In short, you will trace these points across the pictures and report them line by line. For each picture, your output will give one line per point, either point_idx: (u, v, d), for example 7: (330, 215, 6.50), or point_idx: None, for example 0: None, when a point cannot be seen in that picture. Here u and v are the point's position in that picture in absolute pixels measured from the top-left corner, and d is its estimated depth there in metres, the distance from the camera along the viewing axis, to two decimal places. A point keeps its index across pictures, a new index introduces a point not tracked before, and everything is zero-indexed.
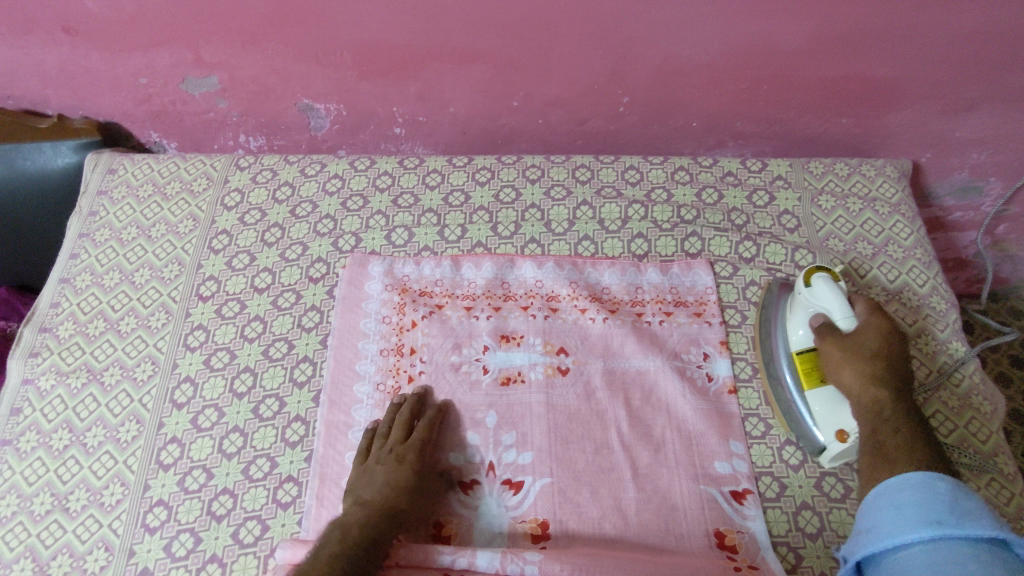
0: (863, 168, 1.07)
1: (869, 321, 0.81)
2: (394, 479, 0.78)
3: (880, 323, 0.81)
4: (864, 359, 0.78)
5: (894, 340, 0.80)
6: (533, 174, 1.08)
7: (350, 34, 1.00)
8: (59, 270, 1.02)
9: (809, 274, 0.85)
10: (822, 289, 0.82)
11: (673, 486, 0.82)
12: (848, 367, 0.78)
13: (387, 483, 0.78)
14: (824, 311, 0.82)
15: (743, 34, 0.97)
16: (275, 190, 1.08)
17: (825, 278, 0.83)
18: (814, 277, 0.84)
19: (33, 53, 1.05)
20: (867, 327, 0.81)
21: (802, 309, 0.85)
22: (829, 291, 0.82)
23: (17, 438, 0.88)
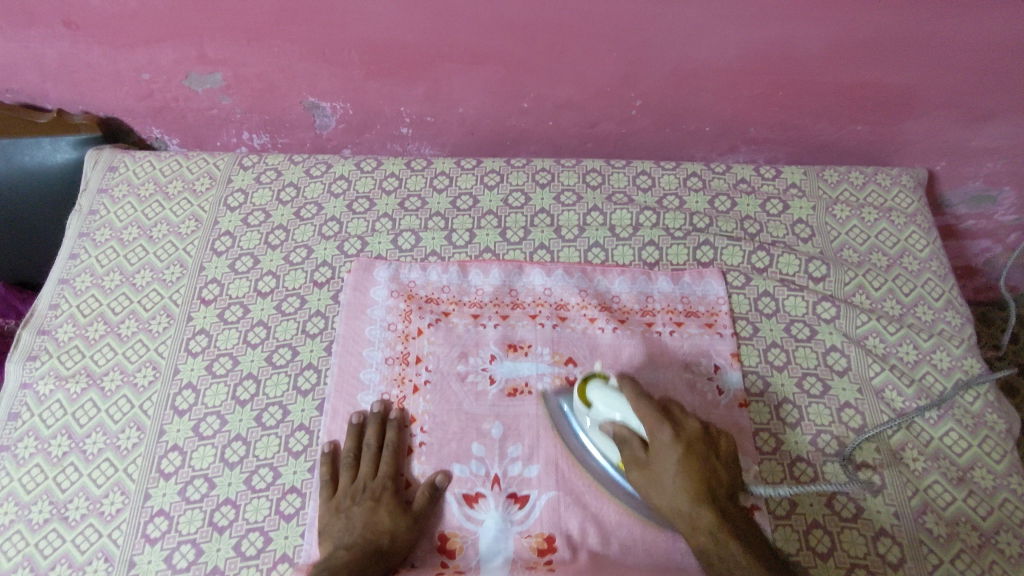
0: (878, 177, 1.05)
1: (656, 437, 0.75)
2: (373, 522, 0.77)
3: (663, 446, 0.75)
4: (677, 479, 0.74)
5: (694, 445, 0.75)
6: (543, 178, 1.06)
7: (358, 32, 0.97)
8: (58, 270, 1.00)
9: (582, 389, 0.83)
10: (601, 404, 0.80)
11: None
12: (669, 492, 0.74)
13: (367, 525, 0.76)
14: (618, 417, 0.79)
15: (761, 39, 0.95)
16: (279, 191, 1.06)
17: (599, 389, 0.80)
18: (587, 393, 0.82)
19: (34, 46, 1.03)
20: (661, 450, 0.75)
21: (598, 426, 0.81)
22: (608, 394, 0.79)
23: (15, 444, 0.86)
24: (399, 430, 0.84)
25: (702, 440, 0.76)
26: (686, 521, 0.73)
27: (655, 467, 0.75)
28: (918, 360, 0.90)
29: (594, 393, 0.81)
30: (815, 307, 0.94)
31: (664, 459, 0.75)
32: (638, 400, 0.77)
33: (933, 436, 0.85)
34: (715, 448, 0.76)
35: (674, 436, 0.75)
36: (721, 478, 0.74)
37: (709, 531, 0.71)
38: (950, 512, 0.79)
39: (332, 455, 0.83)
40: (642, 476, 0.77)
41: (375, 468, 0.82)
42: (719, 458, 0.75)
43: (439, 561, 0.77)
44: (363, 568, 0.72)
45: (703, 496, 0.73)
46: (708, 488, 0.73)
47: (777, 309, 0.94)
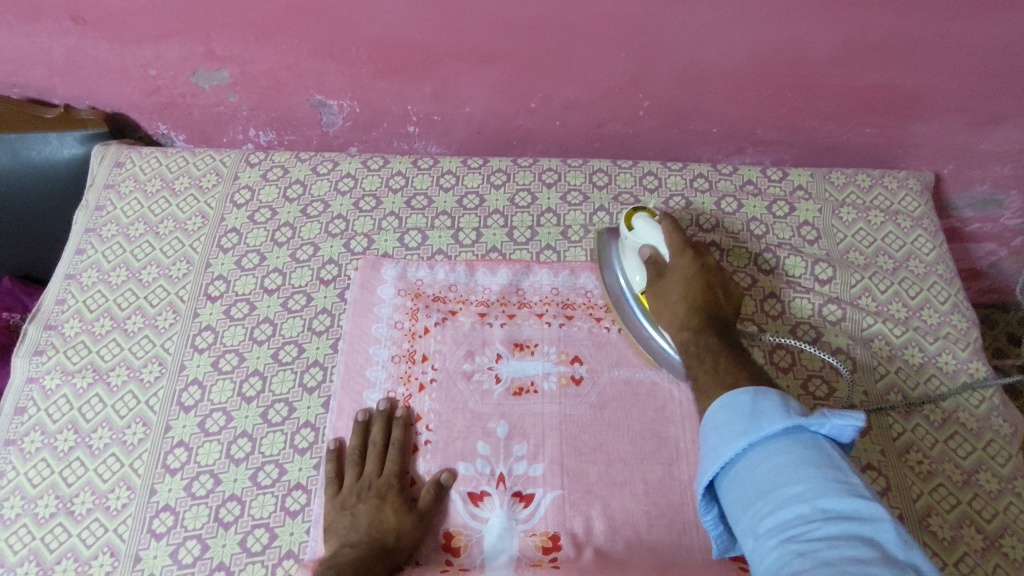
0: (885, 180, 1.05)
1: (673, 260, 0.85)
2: (378, 520, 0.77)
3: (685, 267, 0.84)
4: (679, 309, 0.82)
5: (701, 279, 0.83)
6: (549, 178, 1.06)
7: (367, 30, 0.97)
8: (64, 266, 1.00)
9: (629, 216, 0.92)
10: (643, 228, 0.89)
11: (687, 502, 0.80)
12: (671, 314, 0.83)
13: (372, 522, 0.76)
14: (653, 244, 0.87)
15: (770, 40, 0.95)
16: (286, 188, 1.06)
17: (644, 219, 0.89)
18: (634, 219, 0.91)
19: (41, 41, 1.03)
20: (676, 269, 0.84)
21: (631, 250, 0.90)
22: (651, 224, 0.88)
23: (21, 438, 0.87)
24: (405, 428, 0.84)
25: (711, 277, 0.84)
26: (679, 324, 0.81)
27: (667, 285, 0.84)
28: (923, 363, 0.90)
29: (639, 221, 0.90)
30: (821, 309, 0.94)
31: (675, 277, 0.84)
32: (673, 234, 0.86)
33: (939, 440, 0.85)
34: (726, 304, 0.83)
35: (694, 259, 0.84)
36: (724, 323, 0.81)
37: (696, 329, 0.80)
38: (953, 515, 0.79)
39: (337, 452, 0.83)
40: (654, 302, 0.85)
41: (380, 466, 0.82)
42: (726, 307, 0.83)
43: (444, 559, 0.77)
44: (368, 565, 0.72)
45: (705, 316, 0.80)
46: (710, 305, 0.82)
47: (782, 311, 0.94)
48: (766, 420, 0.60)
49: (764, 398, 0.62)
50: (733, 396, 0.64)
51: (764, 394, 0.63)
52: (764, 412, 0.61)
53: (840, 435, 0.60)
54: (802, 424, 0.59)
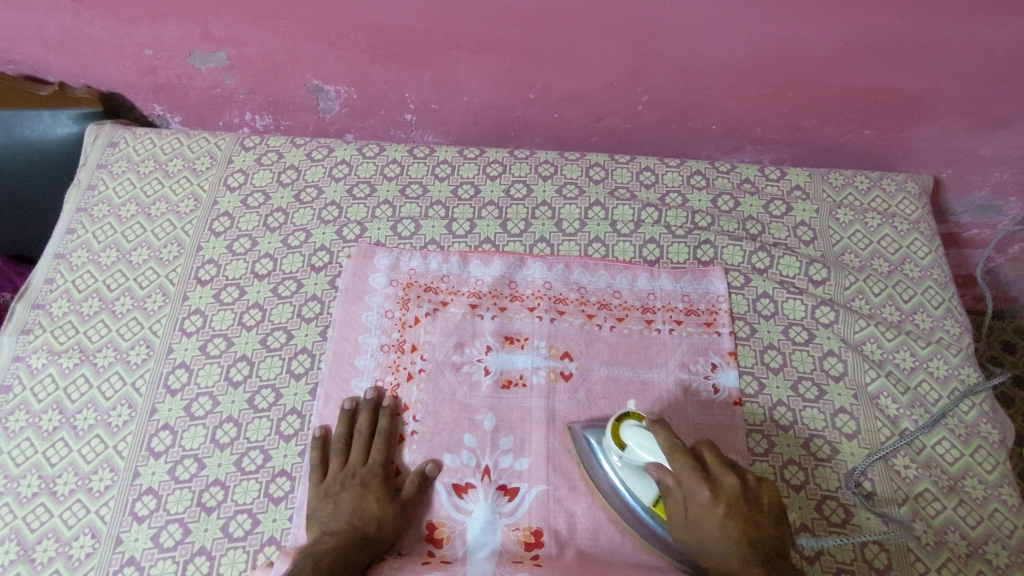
0: (884, 183, 1.05)
1: (696, 506, 0.67)
2: (360, 508, 0.76)
3: (707, 500, 0.67)
4: (732, 545, 0.66)
5: (738, 508, 0.67)
6: (546, 170, 1.05)
7: (366, 16, 0.96)
8: (55, 244, 1.00)
9: (616, 427, 0.76)
10: (636, 446, 0.72)
11: None
12: (722, 552, 0.66)
13: (354, 510, 0.76)
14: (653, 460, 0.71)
15: (772, 38, 0.94)
16: (280, 172, 1.05)
17: (632, 430, 0.73)
18: (620, 432, 0.75)
19: (37, 18, 1.02)
20: (705, 517, 0.67)
21: (631, 469, 0.74)
22: (642, 438, 0.72)
23: (6, 417, 0.86)
24: (392, 418, 0.84)
25: (744, 500, 0.68)
26: None
27: (699, 523, 0.67)
28: (914, 368, 0.90)
29: (626, 434, 0.74)
30: (814, 311, 0.93)
31: (710, 523, 0.67)
32: (677, 459, 0.69)
33: (925, 445, 0.84)
34: (757, 502, 0.68)
35: (715, 492, 0.67)
36: (768, 533, 0.67)
37: None
38: (939, 520, 0.79)
39: (321, 440, 0.83)
40: (684, 529, 0.69)
41: (365, 455, 0.82)
42: (761, 510, 0.68)
43: (425, 549, 0.77)
44: (348, 553, 0.72)
45: (751, 546, 0.66)
46: (756, 525, 0.67)
47: (775, 311, 0.93)
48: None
49: None
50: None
51: None
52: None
53: None
54: None
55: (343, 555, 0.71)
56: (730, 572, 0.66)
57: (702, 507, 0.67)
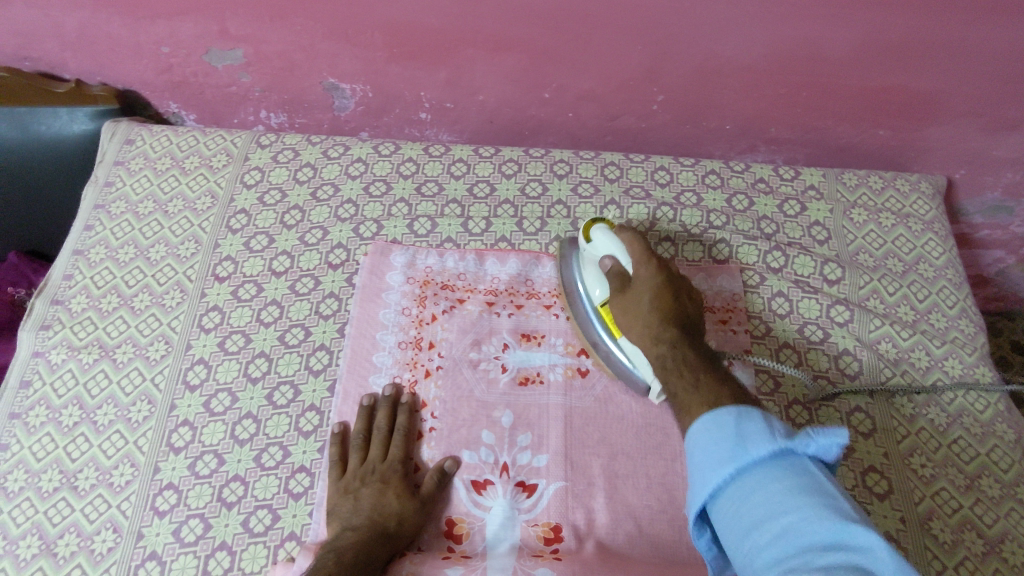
0: (897, 183, 1.05)
1: (639, 272, 0.80)
2: (381, 504, 0.77)
3: (646, 279, 0.79)
4: (659, 305, 0.76)
5: (668, 295, 0.77)
6: (561, 169, 1.06)
7: (383, 15, 0.97)
8: (72, 241, 1.00)
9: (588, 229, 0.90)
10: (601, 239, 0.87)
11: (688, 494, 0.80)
12: (644, 313, 0.76)
13: (375, 507, 0.76)
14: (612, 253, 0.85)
15: (788, 38, 0.94)
16: (296, 170, 1.06)
17: (602, 229, 0.88)
18: (592, 232, 0.89)
19: (55, 15, 1.02)
20: (641, 280, 0.80)
21: (594, 265, 0.87)
22: (608, 235, 0.86)
23: (26, 412, 0.86)
24: (410, 415, 0.84)
25: (667, 288, 0.78)
26: (650, 337, 0.74)
27: (631, 294, 0.79)
28: (929, 367, 0.90)
29: (596, 232, 0.89)
30: (829, 310, 0.93)
31: (641, 294, 0.78)
32: (633, 243, 0.83)
33: (941, 443, 0.85)
34: (683, 294, 0.79)
35: (657, 270, 0.79)
36: (685, 312, 0.77)
37: (670, 343, 0.72)
38: (955, 518, 0.80)
39: (341, 436, 0.83)
40: (619, 299, 0.81)
41: (385, 451, 0.82)
42: (688, 303, 0.78)
43: (445, 545, 0.78)
44: (370, 550, 0.72)
45: (672, 320, 0.74)
46: (678, 314, 0.76)
47: (790, 310, 0.94)
48: (754, 446, 0.52)
49: (748, 419, 0.54)
50: (717, 416, 0.56)
51: (746, 412, 0.55)
52: (748, 437, 0.53)
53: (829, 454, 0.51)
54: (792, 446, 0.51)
55: (364, 552, 0.72)
56: (646, 330, 0.75)
57: (638, 282, 0.80)
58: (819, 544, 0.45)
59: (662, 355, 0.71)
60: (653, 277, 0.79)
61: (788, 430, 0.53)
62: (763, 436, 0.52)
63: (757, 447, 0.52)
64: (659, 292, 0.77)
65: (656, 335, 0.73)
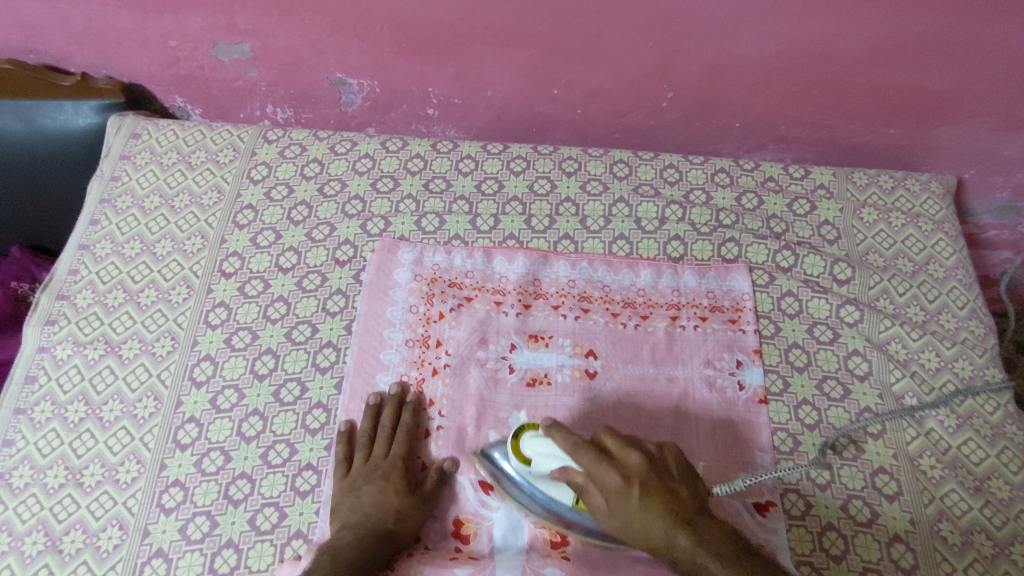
0: (908, 182, 1.05)
1: (608, 480, 0.67)
2: (381, 500, 0.76)
3: (620, 491, 0.67)
4: (658, 500, 0.66)
5: (652, 490, 0.66)
6: (569, 166, 1.05)
7: (392, 9, 0.96)
8: (78, 235, 1.00)
9: (516, 445, 0.75)
10: (540, 456, 0.73)
11: None
12: (645, 528, 0.65)
13: (378, 503, 0.76)
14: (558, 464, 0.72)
15: (801, 35, 0.93)
16: (303, 166, 1.05)
17: (531, 439, 0.74)
18: (524, 448, 0.75)
19: (61, 7, 1.01)
20: (613, 499, 0.67)
21: (543, 481, 0.74)
22: (546, 448, 0.73)
23: (31, 407, 0.86)
24: (415, 413, 0.84)
25: (653, 472, 0.68)
26: (667, 543, 0.65)
27: (618, 512, 0.67)
28: (939, 368, 0.89)
29: (528, 447, 0.74)
30: (838, 310, 0.93)
31: (625, 504, 0.66)
32: (578, 450, 0.69)
33: (951, 445, 0.84)
34: (665, 470, 0.69)
35: (624, 475, 0.67)
36: (683, 496, 0.67)
37: (692, 552, 0.63)
38: (965, 521, 0.79)
39: (346, 434, 0.83)
40: (607, 521, 0.68)
41: (389, 449, 0.82)
42: (666, 473, 0.68)
43: (453, 545, 0.77)
44: (370, 545, 0.72)
45: (674, 509, 0.65)
46: (678, 495, 0.67)
47: (800, 310, 0.93)
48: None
49: None
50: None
51: None
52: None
53: None
54: None
55: (365, 547, 0.71)
56: (660, 537, 0.65)
57: (613, 503, 0.67)
58: None
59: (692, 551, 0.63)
60: (622, 482, 0.67)
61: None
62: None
63: None
64: (647, 485, 0.67)
65: (676, 545, 0.64)
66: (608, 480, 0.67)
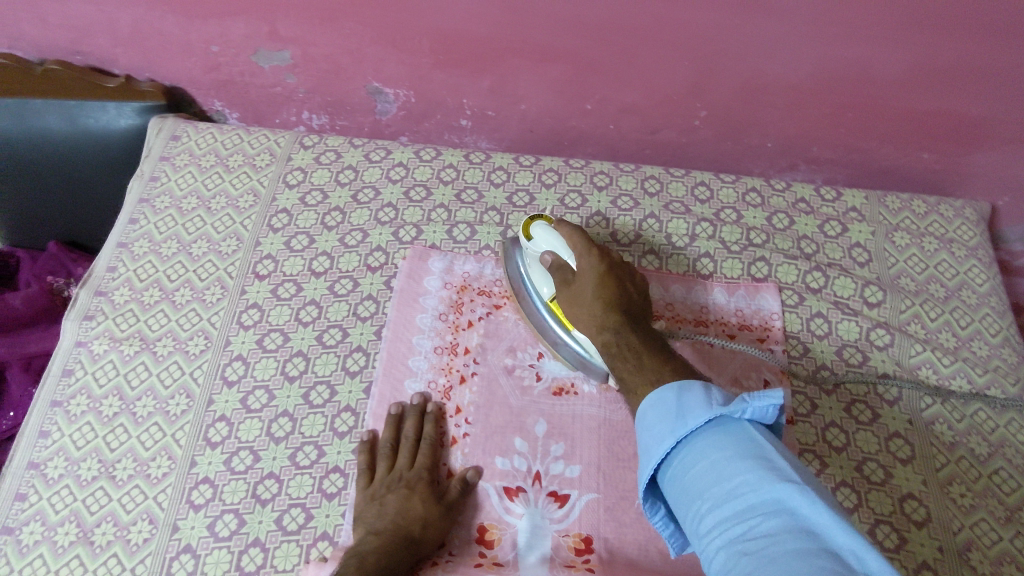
0: (941, 208, 1.04)
1: (581, 262, 0.82)
2: (405, 508, 0.76)
3: (588, 270, 0.81)
4: (607, 291, 0.79)
5: (610, 283, 0.80)
6: (601, 181, 1.06)
7: (433, 22, 0.98)
8: (117, 234, 1.02)
9: (528, 225, 0.89)
10: (541, 238, 0.86)
11: None
12: (591, 303, 0.79)
13: (400, 512, 0.76)
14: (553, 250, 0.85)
15: (838, 58, 0.94)
16: (338, 172, 1.07)
17: (542, 226, 0.87)
18: (531, 228, 0.88)
19: (109, 11, 1.03)
20: (585, 274, 0.81)
21: (537, 262, 0.88)
22: (549, 233, 0.85)
23: (67, 401, 0.88)
24: (438, 424, 0.84)
25: (617, 272, 0.82)
26: (596, 325, 0.77)
27: (576, 289, 0.81)
28: (971, 395, 0.89)
29: (535, 229, 0.87)
30: (868, 333, 0.93)
31: (585, 281, 0.81)
32: (573, 237, 0.84)
33: (983, 474, 0.83)
34: (627, 275, 0.82)
35: (598, 262, 0.81)
36: (631, 298, 0.80)
37: (614, 330, 0.75)
38: (995, 551, 0.78)
39: (369, 444, 0.83)
40: (566, 299, 0.82)
41: (412, 459, 0.82)
42: (631, 283, 0.82)
43: (477, 552, 0.77)
44: (393, 555, 0.72)
45: (617, 307, 0.78)
46: (623, 301, 0.79)
47: (829, 331, 0.93)
48: (692, 417, 0.56)
49: (688, 395, 0.58)
50: (662, 392, 0.60)
51: (689, 386, 0.59)
52: (687, 410, 0.57)
53: (766, 414, 0.54)
54: (723, 415, 0.55)
55: (388, 558, 0.71)
56: (596, 315, 0.78)
57: (580, 280, 0.81)
58: (752, 500, 0.49)
59: (614, 334, 0.75)
60: (592, 269, 0.81)
61: (725, 395, 0.57)
62: (701, 408, 0.56)
63: (692, 421, 0.56)
64: (606, 281, 0.80)
65: (601, 323, 0.77)
66: (585, 262, 0.82)
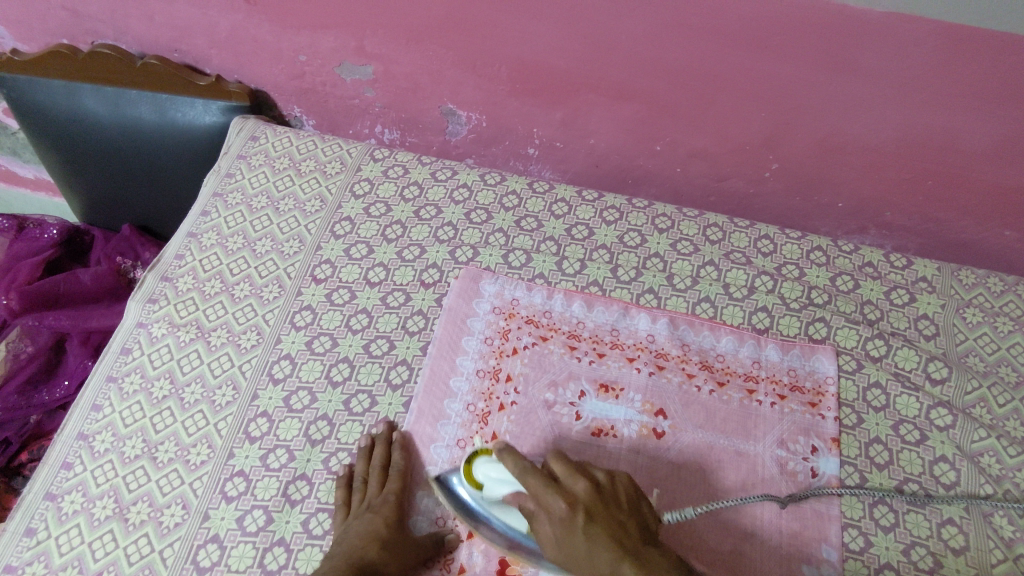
0: (1019, 288, 1.00)
1: (555, 505, 0.69)
2: (367, 531, 0.75)
3: (567, 540, 0.67)
4: (607, 532, 0.67)
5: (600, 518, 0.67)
6: (662, 223, 1.05)
7: (514, 51, 1.00)
8: (189, 224, 1.06)
9: (471, 469, 0.77)
10: (492, 482, 0.74)
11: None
12: (591, 563, 0.66)
13: (361, 536, 0.75)
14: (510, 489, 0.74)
15: (923, 125, 0.91)
16: (403, 187, 1.09)
17: (486, 464, 0.75)
18: (476, 472, 0.76)
19: (210, 14, 1.09)
20: (561, 526, 0.68)
21: (495, 502, 0.75)
22: (498, 473, 0.74)
23: (122, 377, 0.91)
24: (405, 452, 0.83)
25: (599, 500, 0.69)
26: None
27: (561, 542, 0.68)
28: None
29: (480, 471, 0.76)
30: (929, 411, 0.88)
31: (571, 530, 0.67)
32: (527, 482, 0.70)
33: None
34: (611, 497, 0.70)
35: (570, 500, 0.68)
36: (629, 527, 0.68)
37: None
38: None
39: (346, 477, 0.82)
40: (553, 548, 0.69)
41: (382, 487, 0.80)
42: (618, 505, 0.70)
43: None
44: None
45: (627, 549, 0.66)
46: (628, 534, 0.67)
47: (886, 404, 0.89)
48: None
49: None
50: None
51: None
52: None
53: None
54: None
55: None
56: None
57: (560, 529, 0.68)
58: None
59: None
60: (566, 505, 0.68)
61: None
62: None
63: None
64: (596, 518, 0.67)
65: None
66: (556, 504, 0.69)
